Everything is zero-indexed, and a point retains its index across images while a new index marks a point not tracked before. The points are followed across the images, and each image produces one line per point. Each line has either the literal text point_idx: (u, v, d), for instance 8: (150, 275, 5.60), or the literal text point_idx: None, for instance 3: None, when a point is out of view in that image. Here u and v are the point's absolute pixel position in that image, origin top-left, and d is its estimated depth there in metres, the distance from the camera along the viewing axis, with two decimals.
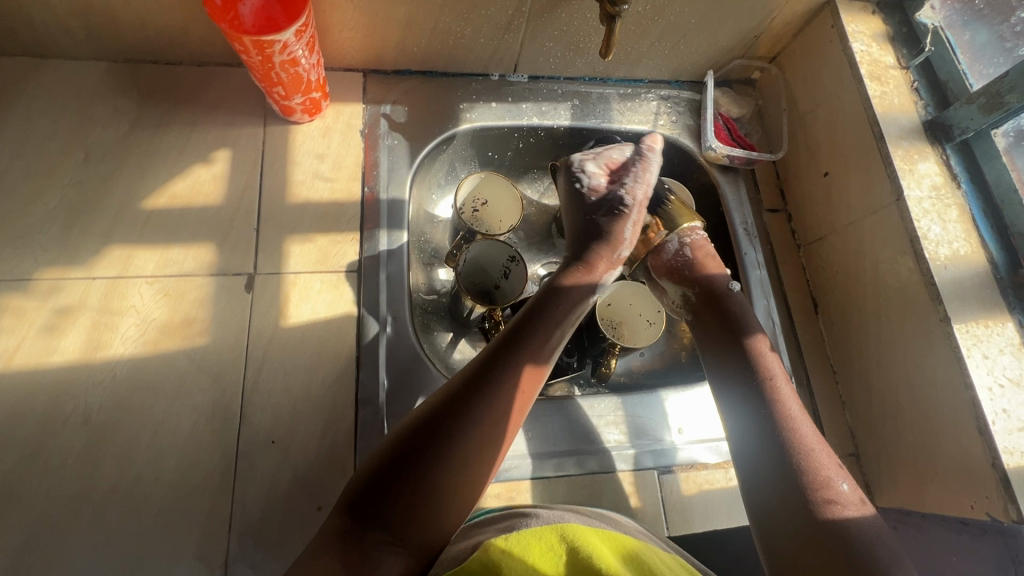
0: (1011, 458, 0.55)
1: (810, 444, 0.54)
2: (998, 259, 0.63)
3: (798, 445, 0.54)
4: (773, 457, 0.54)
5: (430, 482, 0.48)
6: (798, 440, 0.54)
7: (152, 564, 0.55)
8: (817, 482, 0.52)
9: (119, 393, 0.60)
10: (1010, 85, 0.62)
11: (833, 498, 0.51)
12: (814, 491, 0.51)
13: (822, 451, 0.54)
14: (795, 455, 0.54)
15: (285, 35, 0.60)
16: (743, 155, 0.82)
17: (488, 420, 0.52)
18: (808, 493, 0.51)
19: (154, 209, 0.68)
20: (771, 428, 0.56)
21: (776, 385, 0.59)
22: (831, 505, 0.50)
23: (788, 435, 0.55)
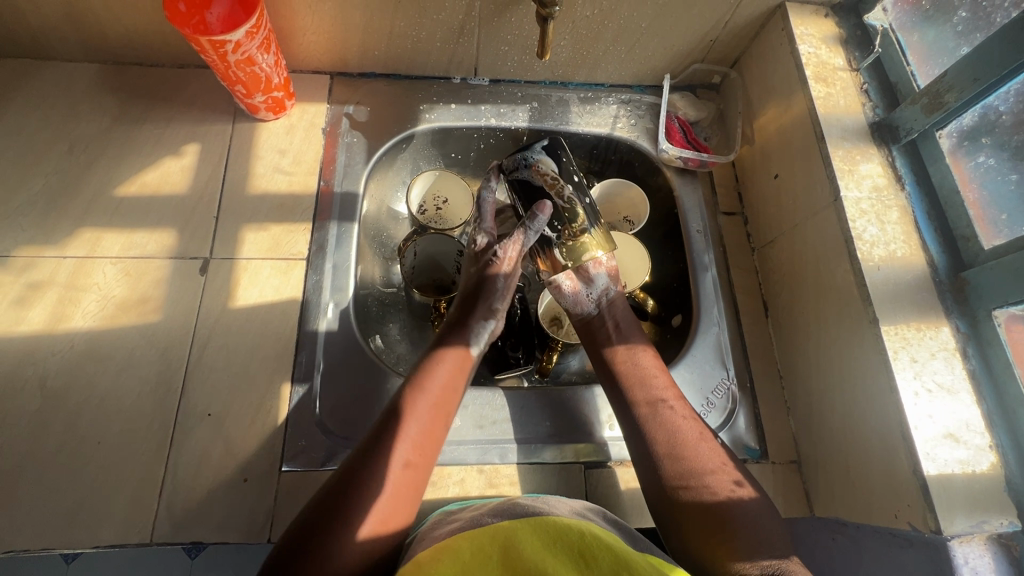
0: (931, 465, 0.53)
1: (688, 440, 0.59)
2: (939, 263, 0.61)
3: (673, 444, 0.59)
4: (653, 461, 0.59)
5: (365, 490, 0.49)
6: (672, 439, 0.59)
7: (86, 520, 0.59)
8: (693, 474, 0.57)
9: (75, 361, 0.65)
10: (948, 84, 0.60)
11: (726, 483, 0.56)
12: (709, 478, 0.56)
13: (700, 442, 0.59)
14: (670, 455, 0.58)
15: (237, 35, 0.65)
16: (695, 156, 0.83)
17: (416, 419, 0.55)
18: (704, 480, 0.56)
19: (126, 196, 0.74)
20: (666, 422, 0.60)
21: (668, 381, 0.64)
22: (724, 491, 0.56)
23: (681, 429, 0.60)
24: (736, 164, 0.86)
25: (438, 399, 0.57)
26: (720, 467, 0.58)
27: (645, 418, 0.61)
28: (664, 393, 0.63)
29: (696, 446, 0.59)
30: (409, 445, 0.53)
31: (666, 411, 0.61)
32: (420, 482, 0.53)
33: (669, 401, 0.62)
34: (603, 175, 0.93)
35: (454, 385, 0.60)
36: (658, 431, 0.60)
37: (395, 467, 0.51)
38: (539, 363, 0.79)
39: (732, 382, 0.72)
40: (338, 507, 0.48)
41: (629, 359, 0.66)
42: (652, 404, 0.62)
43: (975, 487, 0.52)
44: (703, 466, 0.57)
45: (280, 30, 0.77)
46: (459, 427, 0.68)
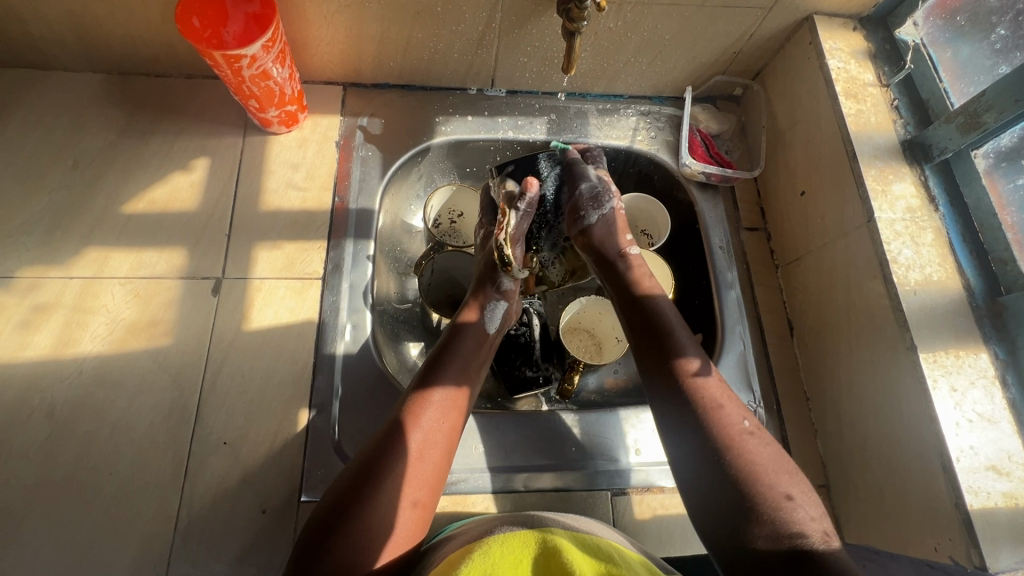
0: (974, 498, 0.52)
1: (751, 458, 0.51)
2: (976, 287, 0.60)
3: (753, 476, 0.49)
4: (716, 492, 0.50)
5: (376, 533, 0.48)
6: (746, 468, 0.50)
7: (96, 556, 0.57)
8: (767, 505, 0.48)
9: (83, 387, 0.63)
10: (987, 104, 0.59)
11: (804, 525, 0.47)
12: (782, 521, 0.47)
13: (787, 477, 0.50)
14: (749, 485, 0.49)
15: (253, 49, 0.63)
16: (718, 172, 0.81)
17: (409, 451, 0.53)
18: (778, 522, 0.47)
19: (133, 213, 0.72)
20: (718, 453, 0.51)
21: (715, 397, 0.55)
22: (803, 532, 0.46)
23: (739, 456, 0.51)
24: (758, 179, 0.85)
25: (437, 442, 0.55)
26: (804, 502, 0.49)
27: (722, 447, 0.51)
28: (741, 421, 0.53)
29: (777, 484, 0.49)
30: (415, 486, 0.52)
31: (745, 440, 0.52)
32: (426, 519, 0.52)
33: (747, 430, 0.53)
34: (621, 188, 0.91)
35: (451, 425, 0.57)
36: (728, 457, 0.51)
37: (402, 508, 0.50)
38: (559, 385, 0.77)
39: (759, 405, 0.70)
40: (348, 555, 0.46)
41: (700, 378, 0.56)
42: (725, 423, 0.53)
43: (1019, 521, 0.51)
44: (790, 503, 0.48)
45: (293, 40, 0.74)
46: (482, 454, 0.66)
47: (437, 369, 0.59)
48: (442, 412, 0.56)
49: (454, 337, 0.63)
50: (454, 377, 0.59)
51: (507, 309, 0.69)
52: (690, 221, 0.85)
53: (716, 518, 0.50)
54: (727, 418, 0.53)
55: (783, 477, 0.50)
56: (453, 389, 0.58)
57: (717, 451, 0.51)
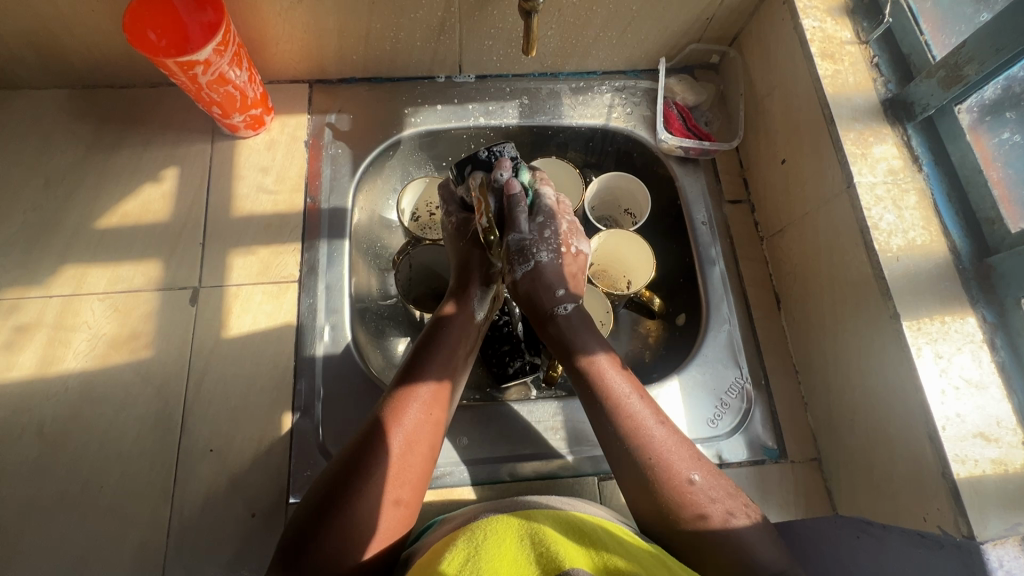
0: (960, 467, 0.51)
1: (647, 433, 0.54)
2: (962, 248, 0.58)
3: (635, 448, 0.53)
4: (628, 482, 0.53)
5: (361, 528, 0.48)
6: (659, 466, 0.52)
7: (93, 567, 0.58)
8: (669, 495, 0.50)
9: (70, 403, 0.64)
10: (968, 56, 0.56)
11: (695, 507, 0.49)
12: (670, 499, 0.50)
13: (693, 460, 0.53)
14: (654, 470, 0.51)
15: (204, 53, 0.61)
16: (696, 145, 0.78)
17: (393, 448, 0.52)
18: (667, 501, 0.50)
19: (107, 228, 0.72)
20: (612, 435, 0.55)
21: (607, 377, 0.58)
22: (693, 508, 0.49)
23: (633, 437, 0.54)
24: (739, 150, 0.83)
25: (419, 439, 0.54)
26: (708, 485, 0.51)
27: (631, 438, 0.54)
28: (649, 411, 0.55)
29: (682, 468, 0.52)
30: (397, 486, 0.51)
31: (647, 432, 0.54)
32: (410, 515, 0.52)
33: (654, 418, 0.55)
34: (602, 168, 0.89)
35: (434, 420, 0.56)
36: (638, 445, 0.53)
37: (384, 508, 0.50)
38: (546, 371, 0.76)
39: (746, 381, 0.70)
40: (333, 546, 0.47)
41: (594, 367, 0.59)
42: (619, 406, 0.56)
43: (1011, 488, 0.50)
44: (688, 476, 0.51)
45: (252, 40, 0.73)
46: (467, 447, 0.67)
47: (420, 364, 0.59)
48: (426, 408, 0.56)
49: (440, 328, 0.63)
50: (440, 371, 0.59)
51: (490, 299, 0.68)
52: (671, 197, 0.82)
53: (639, 506, 0.52)
54: (628, 403, 0.56)
55: (666, 435, 0.54)
56: (437, 385, 0.58)
57: (625, 443, 0.54)
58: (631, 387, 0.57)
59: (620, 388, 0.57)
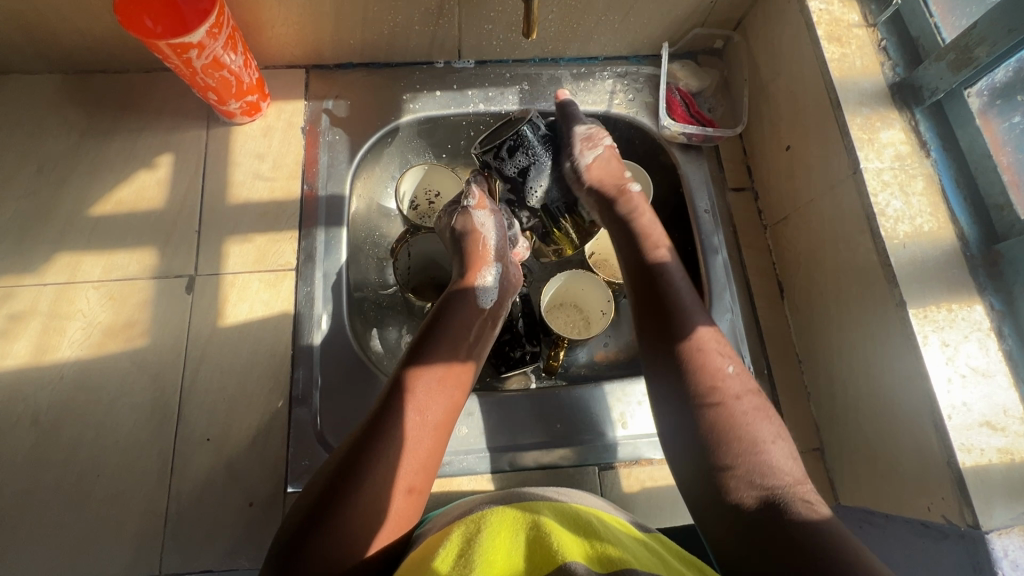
0: (966, 456, 0.50)
1: (746, 418, 0.51)
2: (969, 235, 0.57)
3: (730, 430, 0.51)
4: (707, 461, 0.50)
5: (368, 508, 0.47)
6: (741, 444, 0.50)
7: (89, 555, 0.58)
8: (754, 479, 0.48)
9: (65, 392, 0.63)
10: (979, 37, 0.55)
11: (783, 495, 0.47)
12: (756, 486, 0.48)
13: (773, 443, 0.50)
14: (733, 448, 0.50)
15: (197, 35, 0.60)
16: (699, 132, 0.77)
17: (405, 429, 0.51)
18: (751, 486, 0.48)
19: (102, 215, 0.71)
20: (700, 414, 0.52)
21: (708, 353, 0.55)
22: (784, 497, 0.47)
23: (721, 414, 0.51)
24: (743, 136, 0.81)
25: (436, 422, 0.53)
26: (789, 467, 0.49)
27: (709, 413, 0.52)
28: (735, 387, 0.53)
29: (767, 450, 0.50)
30: (412, 472, 0.50)
31: (734, 406, 0.52)
32: (415, 508, 0.50)
33: (738, 397, 0.53)
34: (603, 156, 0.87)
35: (439, 408, 0.54)
36: (720, 419, 0.51)
37: (396, 494, 0.48)
38: (546, 361, 0.75)
39: (748, 371, 0.69)
40: (345, 528, 0.45)
41: (703, 340, 0.56)
42: (716, 381, 0.53)
43: (1016, 477, 0.49)
44: (770, 460, 0.49)
45: (247, 24, 0.72)
46: (467, 437, 0.66)
47: (425, 349, 0.57)
48: (440, 390, 0.55)
49: (449, 308, 0.61)
50: (450, 356, 0.57)
51: (502, 271, 0.67)
52: (673, 184, 0.81)
53: (706, 477, 0.50)
54: (723, 380, 0.54)
55: (755, 416, 0.52)
56: (453, 362, 0.57)
57: (696, 417, 0.52)
58: (736, 366, 0.55)
59: (722, 363, 0.55)
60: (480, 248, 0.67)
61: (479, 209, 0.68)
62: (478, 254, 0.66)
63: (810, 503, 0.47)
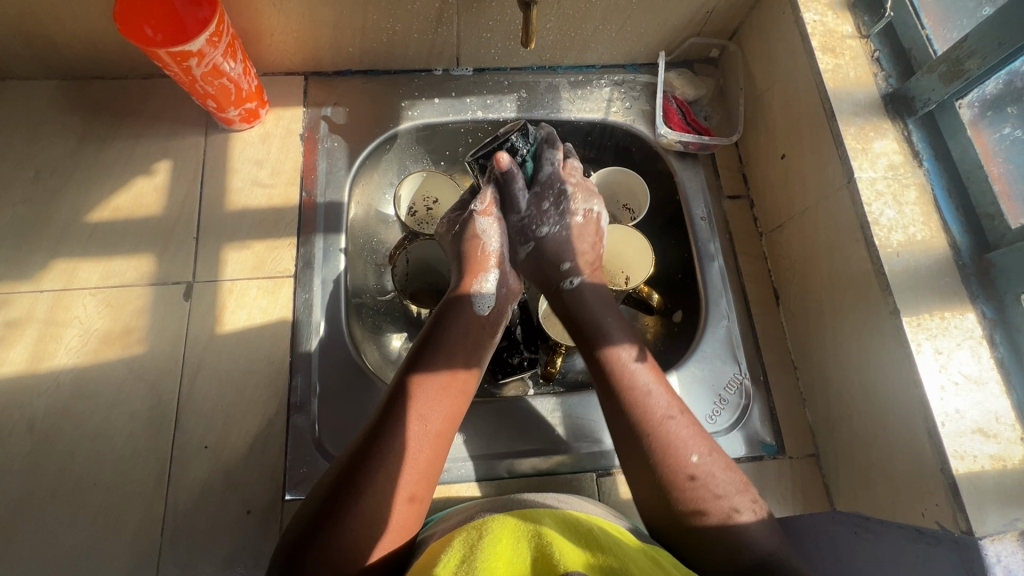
0: (960, 463, 0.51)
1: (684, 444, 0.53)
2: (961, 244, 0.57)
3: (664, 453, 0.52)
4: (652, 482, 0.52)
5: (368, 516, 0.47)
6: (674, 464, 0.52)
7: (85, 565, 0.58)
8: (700, 497, 0.51)
9: (61, 400, 0.63)
10: (970, 50, 0.56)
11: (720, 511, 0.50)
12: (690, 503, 0.50)
13: (707, 456, 0.53)
14: (667, 468, 0.52)
15: (197, 44, 0.60)
16: (696, 140, 0.78)
17: (408, 436, 0.51)
18: (688, 504, 0.50)
19: (99, 222, 0.71)
20: (638, 438, 0.54)
21: (626, 375, 0.57)
22: (723, 513, 0.50)
23: (658, 436, 0.53)
24: (739, 145, 0.82)
25: (437, 429, 0.53)
26: (727, 481, 0.52)
27: (645, 434, 0.54)
28: (667, 405, 0.55)
29: (699, 465, 0.52)
30: (413, 480, 0.50)
31: (670, 427, 0.54)
32: (416, 518, 0.50)
33: (670, 416, 0.54)
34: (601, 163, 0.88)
35: (441, 415, 0.54)
36: (653, 438, 0.53)
37: (396, 503, 0.49)
38: (543, 367, 0.75)
39: (744, 377, 0.70)
40: (348, 537, 0.46)
41: (628, 363, 0.58)
42: (654, 411, 0.54)
43: (1009, 483, 0.50)
44: (710, 477, 0.52)
45: (246, 31, 0.72)
46: (466, 443, 0.66)
47: (427, 354, 0.57)
48: (444, 396, 0.55)
49: (451, 313, 0.62)
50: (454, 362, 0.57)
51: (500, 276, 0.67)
52: (670, 192, 0.82)
53: (652, 498, 0.52)
54: (652, 402, 0.55)
55: (690, 435, 0.54)
56: (456, 367, 0.57)
57: (639, 439, 0.54)
58: (660, 387, 0.57)
59: (652, 386, 0.56)
60: (480, 253, 0.66)
61: (484, 215, 0.67)
62: (477, 259, 0.66)
63: (747, 514, 0.51)
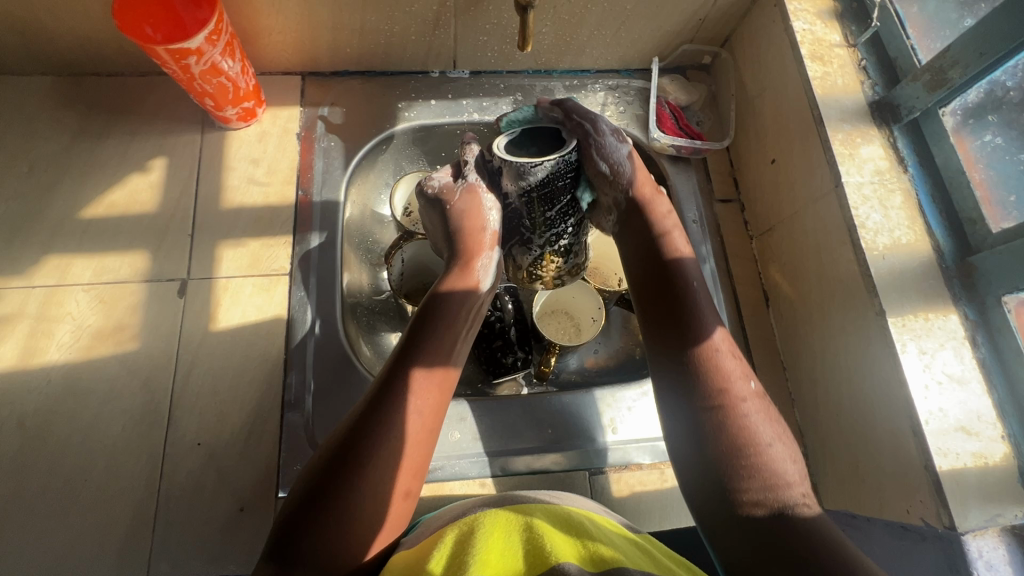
0: (942, 460, 0.52)
1: (754, 431, 0.48)
2: (945, 248, 0.59)
3: (736, 434, 0.47)
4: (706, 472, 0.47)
5: (355, 517, 0.44)
6: (748, 447, 0.47)
7: (75, 562, 0.57)
8: (765, 486, 0.45)
9: (53, 396, 0.63)
10: (952, 60, 0.57)
11: (781, 499, 0.45)
12: (764, 490, 0.45)
13: (772, 443, 0.47)
14: (743, 448, 0.46)
15: (196, 42, 0.61)
16: (688, 144, 0.79)
17: (402, 429, 0.48)
18: (738, 494, 0.45)
19: (93, 218, 0.70)
20: (698, 421, 0.49)
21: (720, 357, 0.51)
22: (789, 503, 0.45)
23: (715, 410, 0.48)
24: (730, 150, 0.84)
25: (429, 421, 0.51)
26: (787, 468, 0.47)
27: (713, 409, 0.48)
28: (742, 381, 0.50)
29: (768, 452, 0.47)
30: (406, 476, 0.48)
31: (744, 410, 0.48)
32: (406, 510, 0.49)
33: (746, 397, 0.49)
34: None
35: (430, 408, 0.51)
36: (726, 423, 0.48)
37: (393, 499, 0.47)
38: (536, 367, 0.77)
39: None
40: (333, 535, 0.43)
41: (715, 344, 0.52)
42: (728, 390, 0.49)
43: (988, 480, 0.51)
44: (772, 462, 0.46)
45: (244, 30, 0.72)
46: (459, 441, 0.66)
47: (416, 343, 0.53)
48: (433, 389, 0.52)
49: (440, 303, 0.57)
50: (438, 354, 0.54)
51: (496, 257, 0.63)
52: (662, 195, 0.83)
53: (700, 489, 0.48)
54: (734, 381, 0.50)
55: (764, 418, 0.49)
56: (443, 361, 0.53)
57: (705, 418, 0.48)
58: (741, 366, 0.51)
59: (732, 367, 0.51)
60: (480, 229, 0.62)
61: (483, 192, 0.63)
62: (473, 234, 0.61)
63: (807, 505, 0.45)
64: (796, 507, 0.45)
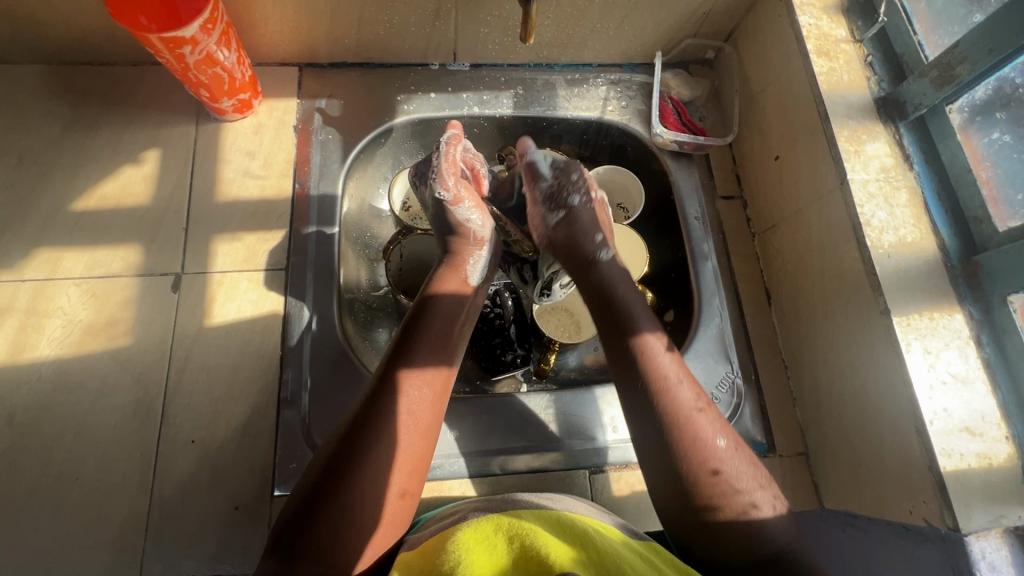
0: (947, 460, 0.52)
1: (707, 439, 0.50)
2: (950, 246, 0.58)
3: (688, 442, 0.50)
4: (670, 477, 0.50)
5: (355, 519, 0.46)
6: (696, 455, 0.50)
7: (67, 561, 0.56)
8: (713, 493, 0.48)
9: (44, 392, 0.61)
10: (961, 55, 0.57)
11: (737, 505, 0.48)
12: (711, 495, 0.48)
13: (731, 450, 0.50)
14: (689, 457, 0.50)
15: (191, 30, 0.59)
16: (691, 140, 0.78)
17: (396, 431, 0.50)
18: (700, 498, 0.49)
19: (85, 210, 0.69)
20: (656, 428, 0.52)
21: (657, 367, 0.54)
22: (744, 507, 0.48)
23: (673, 416, 0.51)
24: (733, 146, 0.83)
25: (424, 424, 0.52)
26: (749, 475, 0.50)
27: (662, 414, 0.52)
28: (694, 398, 0.53)
29: (727, 459, 0.50)
30: (404, 476, 0.49)
31: (697, 420, 0.51)
32: (408, 511, 0.50)
33: (698, 408, 0.52)
34: (596, 162, 0.88)
35: (425, 411, 0.52)
36: (678, 433, 0.51)
37: (388, 498, 0.48)
38: (537, 365, 0.76)
39: (736, 376, 0.70)
40: (332, 534, 0.45)
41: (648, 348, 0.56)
42: (677, 401, 0.52)
43: (993, 481, 0.51)
44: (731, 470, 0.49)
45: (240, 20, 0.71)
46: (458, 440, 0.66)
47: (412, 346, 0.55)
48: (427, 390, 0.53)
49: (429, 308, 0.58)
50: (431, 356, 0.55)
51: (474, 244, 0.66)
52: (664, 191, 0.82)
53: (668, 493, 0.51)
54: (674, 391, 0.53)
55: (712, 426, 0.51)
56: (435, 365, 0.54)
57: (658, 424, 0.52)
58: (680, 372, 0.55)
59: (668, 372, 0.54)
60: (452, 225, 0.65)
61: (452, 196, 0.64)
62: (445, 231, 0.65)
63: (767, 508, 0.48)
64: (754, 512, 0.48)
